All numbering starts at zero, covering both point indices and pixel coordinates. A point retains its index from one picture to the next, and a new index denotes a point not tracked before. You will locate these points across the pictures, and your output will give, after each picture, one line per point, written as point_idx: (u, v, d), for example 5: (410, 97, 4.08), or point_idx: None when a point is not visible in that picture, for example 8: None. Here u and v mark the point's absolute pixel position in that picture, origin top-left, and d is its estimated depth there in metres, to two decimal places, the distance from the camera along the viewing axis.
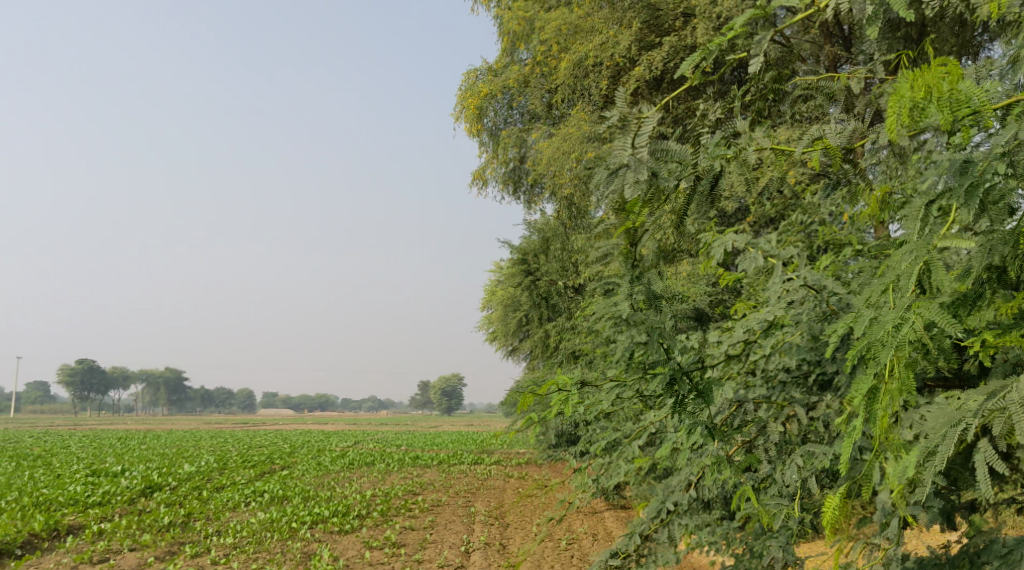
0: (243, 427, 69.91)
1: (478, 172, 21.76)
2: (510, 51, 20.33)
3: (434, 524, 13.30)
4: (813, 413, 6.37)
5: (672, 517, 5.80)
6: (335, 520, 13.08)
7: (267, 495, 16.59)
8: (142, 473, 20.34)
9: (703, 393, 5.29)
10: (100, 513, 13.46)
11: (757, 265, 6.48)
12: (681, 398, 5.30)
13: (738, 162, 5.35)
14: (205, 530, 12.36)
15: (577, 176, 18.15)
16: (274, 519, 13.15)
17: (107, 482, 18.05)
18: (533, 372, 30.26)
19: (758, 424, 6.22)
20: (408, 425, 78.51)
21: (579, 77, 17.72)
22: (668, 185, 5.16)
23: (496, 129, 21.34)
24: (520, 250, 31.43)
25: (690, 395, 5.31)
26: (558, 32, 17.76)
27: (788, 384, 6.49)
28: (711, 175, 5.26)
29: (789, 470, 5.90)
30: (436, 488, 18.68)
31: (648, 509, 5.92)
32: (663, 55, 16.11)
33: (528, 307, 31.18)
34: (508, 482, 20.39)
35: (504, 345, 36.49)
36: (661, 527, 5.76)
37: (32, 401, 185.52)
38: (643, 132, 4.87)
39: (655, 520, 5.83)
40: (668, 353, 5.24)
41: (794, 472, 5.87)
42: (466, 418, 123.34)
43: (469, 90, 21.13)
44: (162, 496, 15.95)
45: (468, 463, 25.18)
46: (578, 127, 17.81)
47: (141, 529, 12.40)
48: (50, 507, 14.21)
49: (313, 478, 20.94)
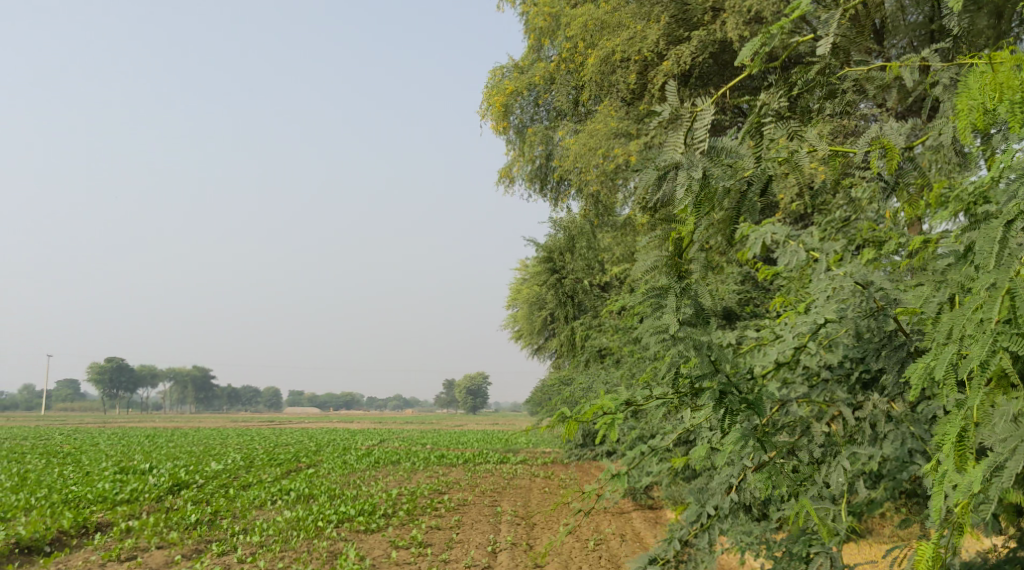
0: (271, 425, 70.24)
1: (504, 170, 21.69)
2: (536, 47, 20.25)
3: (460, 524, 13.22)
4: (859, 414, 6.22)
5: (711, 521, 5.82)
6: (361, 519, 13.03)
7: (293, 494, 16.57)
8: (170, 471, 20.41)
9: (754, 404, 5.45)
10: (128, 511, 13.47)
11: (799, 259, 6.40)
12: (731, 410, 5.45)
13: (791, 165, 5.61)
14: (231, 528, 12.35)
15: (605, 173, 18.06)
16: (300, 518, 13.13)
17: (135, 479, 18.11)
18: (559, 370, 30.13)
19: (802, 425, 6.15)
20: (434, 423, 78.58)
21: (606, 73, 17.61)
22: (720, 186, 5.32)
23: (522, 126, 21.27)
24: (545, 249, 31.31)
25: (741, 406, 5.46)
26: (585, 28, 17.67)
27: (831, 383, 6.30)
28: (761, 180, 5.44)
29: (834, 474, 5.92)
30: (462, 488, 18.60)
31: (688, 514, 5.96)
32: (691, 50, 15.99)
33: (554, 304, 31.29)
34: (534, 481, 20.28)
35: (529, 343, 36.38)
36: (701, 531, 5.76)
37: (62, 399, 187.56)
38: (699, 126, 5.27)
39: (694, 525, 5.85)
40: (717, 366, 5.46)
41: (839, 476, 5.89)
42: (491, 417, 123.30)
43: (495, 87, 21.04)
44: (189, 495, 15.96)
45: (493, 462, 25.10)
46: (605, 122, 17.81)
47: (168, 527, 12.39)
48: (78, 504, 14.25)
49: (339, 476, 20.93)
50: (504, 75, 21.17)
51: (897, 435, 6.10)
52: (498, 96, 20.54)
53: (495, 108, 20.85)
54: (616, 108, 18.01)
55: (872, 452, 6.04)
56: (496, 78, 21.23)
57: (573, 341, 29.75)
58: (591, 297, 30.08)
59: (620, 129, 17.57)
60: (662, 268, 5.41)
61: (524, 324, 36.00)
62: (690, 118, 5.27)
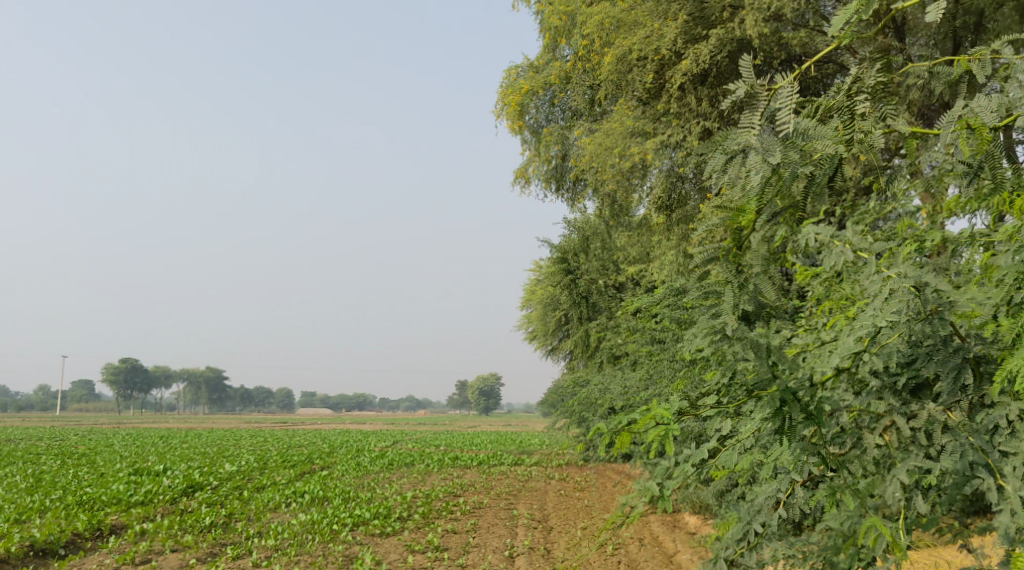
0: (283, 426, 70.54)
1: (519, 170, 21.60)
2: (551, 47, 20.13)
3: (477, 527, 13.11)
4: (914, 423, 5.64)
5: (759, 539, 5.55)
6: (377, 522, 12.93)
7: (307, 496, 16.51)
8: (185, 473, 20.39)
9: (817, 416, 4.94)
10: (143, 513, 13.42)
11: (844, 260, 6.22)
12: (790, 424, 4.94)
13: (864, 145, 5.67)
14: (246, 531, 12.27)
15: (621, 172, 17.92)
16: (315, 521, 13.04)
17: (149, 481, 18.10)
18: (573, 372, 30.01)
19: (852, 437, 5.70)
20: (445, 425, 78.72)
21: (622, 72, 17.46)
22: (790, 170, 5.42)
23: (538, 126, 21.17)
24: (560, 250, 31.02)
25: (801, 418, 4.96)
26: (601, 26, 17.55)
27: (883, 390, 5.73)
28: (833, 163, 5.49)
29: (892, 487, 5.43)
30: (477, 490, 18.52)
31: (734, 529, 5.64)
32: (710, 48, 15.87)
33: (567, 306, 30.59)
34: (549, 483, 20.19)
35: (543, 345, 36.31)
36: (749, 550, 5.55)
37: (76, 400, 188.58)
38: (775, 100, 5.39)
39: (742, 542, 5.60)
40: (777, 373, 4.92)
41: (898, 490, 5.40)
42: (503, 419, 123.31)
43: (510, 87, 20.93)
44: (204, 496, 15.93)
45: (508, 464, 25.02)
46: (622, 121, 17.77)
47: (183, 530, 12.32)
48: (93, 506, 14.23)
49: (353, 478, 20.86)
50: (519, 75, 21.05)
51: (956, 446, 5.45)
52: (513, 96, 20.43)
53: (510, 108, 20.73)
54: (632, 107, 17.89)
55: (929, 465, 5.46)
56: (511, 78, 21.12)
57: (587, 343, 29.63)
58: (605, 298, 29.94)
59: (637, 128, 17.56)
60: (722, 260, 5.68)
61: (538, 325, 35.93)
62: (767, 97, 5.40)
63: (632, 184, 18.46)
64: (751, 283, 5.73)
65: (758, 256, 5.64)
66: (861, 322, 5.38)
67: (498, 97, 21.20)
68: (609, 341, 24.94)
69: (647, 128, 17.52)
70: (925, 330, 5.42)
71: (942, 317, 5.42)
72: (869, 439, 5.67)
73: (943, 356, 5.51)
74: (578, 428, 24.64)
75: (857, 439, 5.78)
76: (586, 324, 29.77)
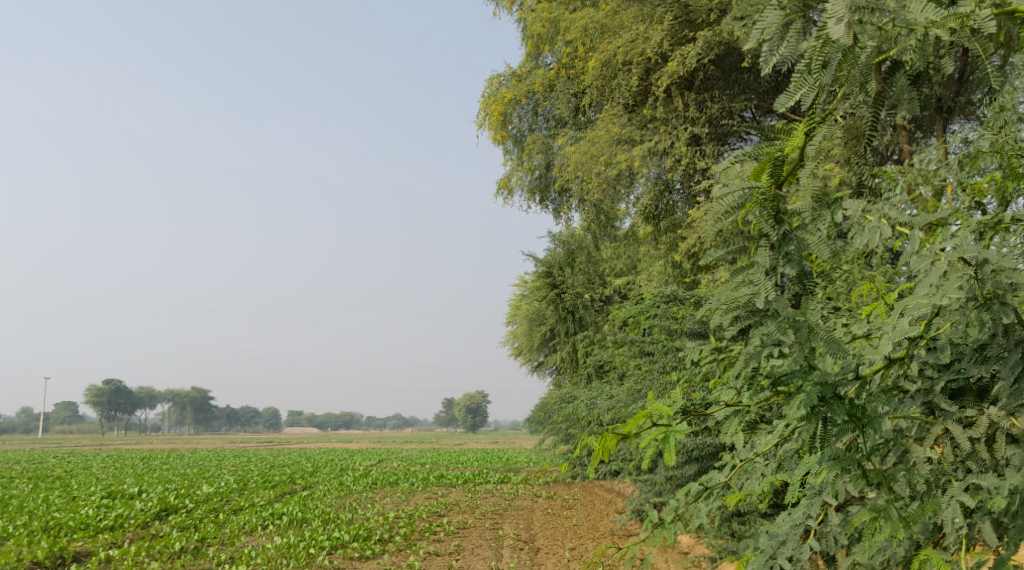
0: (263, 446, 69.77)
1: (503, 181, 21.12)
2: (534, 54, 19.67)
3: (460, 549, 12.55)
4: (974, 433, 5.00)
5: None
6: (355, 546, 12.36)
7: (285, 518, 15.92)
8: (159, 496, 19.67)
9: (859, 415, 4.49)
10: (110, 538, 12.83)
11: (879, 236, 5.28)
12: (832, 423, 4.49)
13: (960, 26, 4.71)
14: (217, 557, 11.69)
15: (607, 180, 17.49)
16: (291, 544, 12.45)
17: (121, 505, 17.43)
18: (560, 387, 29.54)
19: (898, 448, 5.02)
20: (431, 443, 78.43)
21: (607, 77, 17.14)
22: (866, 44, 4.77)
23: (521, 135, 20.63)
24: (546, 264, 30.58)
25: (845, 419, 4.49)
26: (585, 30, 17.09)
27: (932, 392, 5.14)
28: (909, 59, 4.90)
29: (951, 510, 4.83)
30: (462, 509, 17.99)
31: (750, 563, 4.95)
32: (697, 50, 15.57)
33: (554, 320, 30.11)
34: (536, 502, 19.69)
35: (529, 361, 35.85)
36: None
37: (58, 421, 186.55)
38: None
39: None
40: (812, 366, 4.50)
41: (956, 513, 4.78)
42: (489, 436, 122.66)
43: (492, 96, 20.44)
44: (177, 520, 15.32)
45: (494, 482, 24.56)
46: (608, 128, 17.27)
47: (150, 557, 11.72)
48: (59, 532, 13.62)
49: (335, 499, 20.23)
50: (502, 83, 20.58)
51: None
52: (495, 105, 19.99)
53: (492, 117, 20.27)
54: (618, 114, 17.49)
55: (997, 484, 4.78)
56: (493, 86, 20.64)
57: (575, 357, 29.17)
58: (591, 312, 29.49)
59: (624, 135, 17.12)
60: (756, 204, 4.62)
61: (523, 340, 35.49)
62: None
63: (618, 194, 17.91)
64: (793, 244, 4.65)
65: (806, 204, 4.77)
66: (915, 301, 4.72)
67: (480, 107, 20.72)
68: (595, 355, 24.51)
69: (634, 135, 17.09)
70: (986, 318, 4.83)
71: (1005, 301, 4.80)
72: (918, 454, 5.00)
73: (1002, 349, 5.01)
74: (566, 444, 24.20)
75: (905, 454, 5.06)
76: (574, 339, 29.31)
